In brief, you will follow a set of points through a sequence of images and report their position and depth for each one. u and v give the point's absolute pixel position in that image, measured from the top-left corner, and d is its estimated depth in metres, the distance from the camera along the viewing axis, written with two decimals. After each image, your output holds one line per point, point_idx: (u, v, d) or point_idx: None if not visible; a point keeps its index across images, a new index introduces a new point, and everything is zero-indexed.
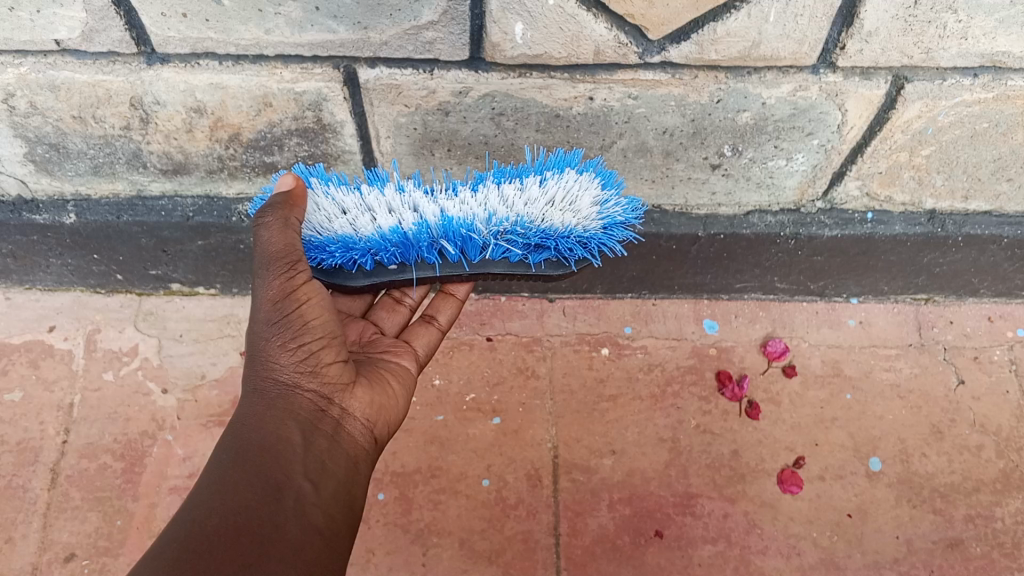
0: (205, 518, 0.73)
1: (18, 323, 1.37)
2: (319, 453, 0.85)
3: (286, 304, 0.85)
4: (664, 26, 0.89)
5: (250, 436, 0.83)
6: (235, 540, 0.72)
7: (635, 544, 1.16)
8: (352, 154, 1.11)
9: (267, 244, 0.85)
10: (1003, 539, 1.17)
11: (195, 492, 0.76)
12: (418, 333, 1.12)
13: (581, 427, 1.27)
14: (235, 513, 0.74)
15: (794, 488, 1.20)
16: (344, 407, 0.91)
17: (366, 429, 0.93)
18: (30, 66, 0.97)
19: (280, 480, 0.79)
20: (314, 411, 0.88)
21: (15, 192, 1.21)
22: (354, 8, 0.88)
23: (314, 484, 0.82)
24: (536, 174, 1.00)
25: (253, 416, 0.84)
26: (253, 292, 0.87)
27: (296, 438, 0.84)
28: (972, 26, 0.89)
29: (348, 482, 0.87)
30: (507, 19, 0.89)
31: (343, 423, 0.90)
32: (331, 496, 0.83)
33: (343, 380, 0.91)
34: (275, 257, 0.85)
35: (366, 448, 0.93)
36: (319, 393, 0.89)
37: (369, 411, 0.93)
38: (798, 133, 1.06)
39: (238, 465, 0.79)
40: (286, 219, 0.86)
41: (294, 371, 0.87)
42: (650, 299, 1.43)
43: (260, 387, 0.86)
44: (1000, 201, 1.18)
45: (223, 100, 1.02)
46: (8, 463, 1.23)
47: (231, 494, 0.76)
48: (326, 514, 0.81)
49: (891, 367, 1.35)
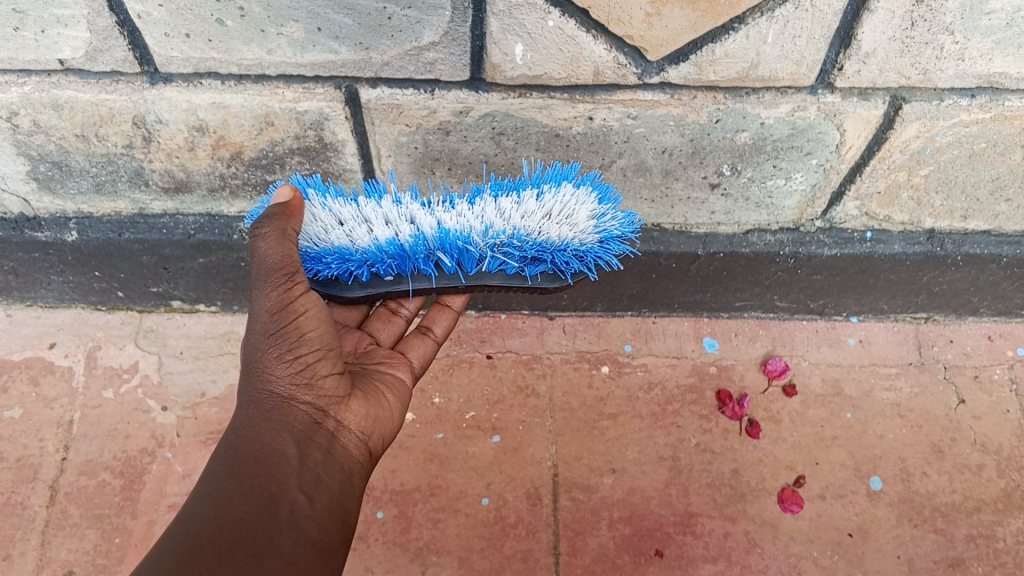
0: (200, 530, 0.73)
1: (18, 339, 1.37)
2: (315, 466, 0.85)
3: (283, 315, 0.86)
4: (663, 47, 0.90)
5: (246, 448, 0.82)
6: (230, 553, 0.72)
7: (635, 564, 1.15)
8: (353, 173, 1.12)
9: (265, 255, 0.85)
10: (1005, 560, 1.17)
11: (191, 504, 0.76)
12: (413, 345, 1.12)
13: (581, 446, 1.27)
14: (230, 525, 0.74)
15: (795, 507, 1.19)
16: (340, 420, 0.90)
17: (362, 442, 0.92)
18: (34, 85, 0.98)
19: (275, 492, 0.79)
20: (309, 424, 0.87)
21: (17, 209, 1.21)
22: (355, 29, 0.89)
23: (308, 497, 0.81)
24: (533, 187, 1.01)
25: (249, 427, 0.84)
26: (251, 303, 0.87)
27: (291, 451, 0.84)
28: (969, 47, 0.90)
29: (343, 496, 0.87)
30: (508, 40, 0.90)
31: (339, 435, 0.90)
32: (326, 509, 0.83)
33: (340, 393, 0.91)
34: (274, 269, 0.85)
35: (361, 460, 0.92)
36: (315, 405, 0.89)
37: (365, 424, 0.93)
38: (797, 153, 1.06)
39: (233, 477, 0.79)
40: (283, 231, 0.86)
41: (290, 384, 0.87)
42: (649, 317, 1.43)
43: (256, 399, 0.86)
44: (999, 220, 1.18)
45: (225, 119, 1.02)
46: (7, 480, 1.22)
47: (226, 506, 0.76)
48: (321, 528, 0.81)
49: (891, 386, 1.34)
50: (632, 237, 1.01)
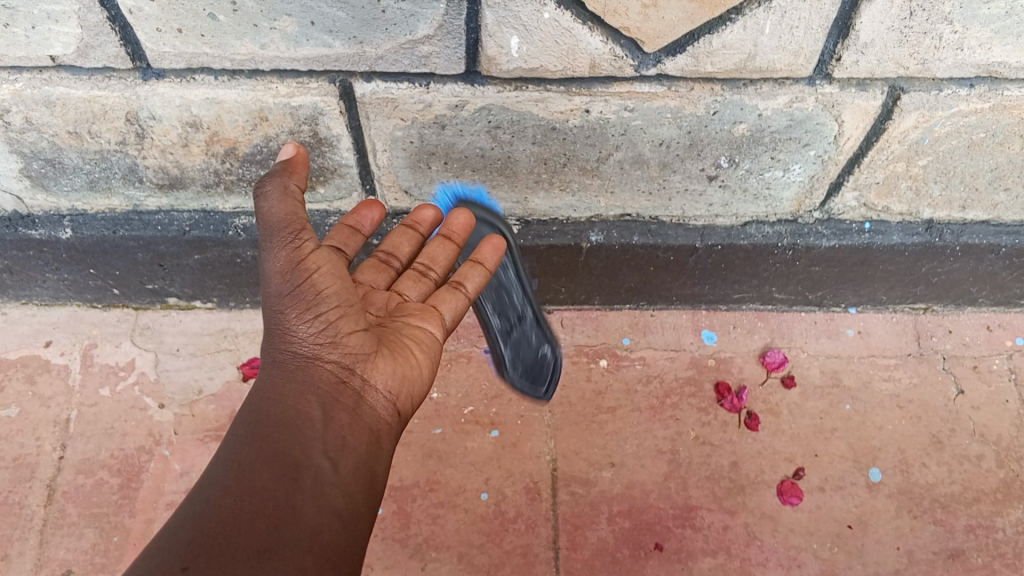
0: (221, 498, 0.74)
1: (14, 338, 1.36)
2: (340, 428, 0.84)
3: (294, 275, 0.85)
4: (660, 39, 0.89)
5: (270, 411, 0.84)
6: (251, 522, 0.73)
7: (634, 558, 1.16)
8: (348, 168, 1.11)
9: (269, 212, 0.84)
10: (1004, 550, 1.17)
11: (215, 468, 0.79)
12: (445, 298, 1.02)
13: (580, 439, 1.27)
14: (250, 493, 0.75)
15: (794, 499, 1.20)
16: (366, 378, 0.88)
17: (390, 402, 0.89)
18: (25, 82, 0.97)
19: (299, 457, 0.79)
20: (333, 384, 0.87)
21: (10, 207, 1.20)
22: (349, 23, 0.88)
23: (331, 463, 0.81)
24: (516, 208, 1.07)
25: (274, 390, 0.85)
26: (262, 265, 0.87)
27: (315, 413, 0.84)
28: (968, 37, 0.89)
29: (371, 459, 0.85)
30: (503, 33, 0.89)
31: (365, 395, 0.88)
32: (351, 474, 0.82)
33: (366, 351, 0.88)
34: (280, 228, 0.84)
35: (391, 422, 0.89)
36: (340, 364, 0.88)
37: (393, 383, 0.89)
38: (795, 144, 1.05)
39: (256, 441, 0.80)
40: (286, 187, 0.84)
41: (313, 344, 0.87)
42: (648, 310, 1.42)
43: (281, 359, 0.88)
44: (998, 210, 1.17)
45: (219, 115, 1.02)
46: (4, 479, 1.22)
47: (247, 473, 0.77)
48: (345, 495, 0.80)
49: (890, 376, 1.34)
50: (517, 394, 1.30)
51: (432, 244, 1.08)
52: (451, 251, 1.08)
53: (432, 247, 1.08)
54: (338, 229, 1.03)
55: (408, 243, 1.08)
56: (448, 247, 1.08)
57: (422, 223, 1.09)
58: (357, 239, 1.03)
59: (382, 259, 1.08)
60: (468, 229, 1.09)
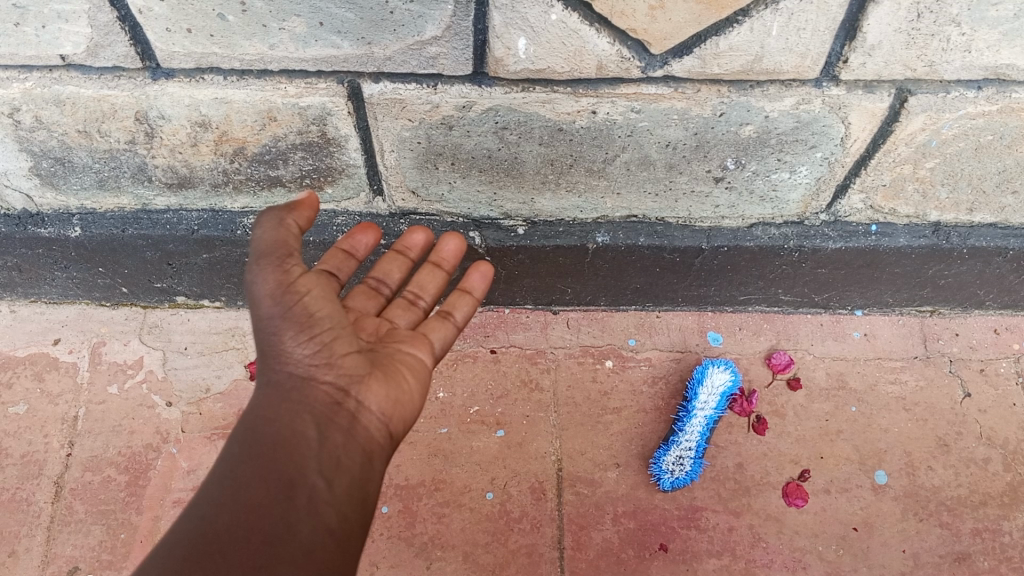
0: (217, 516, 0.74)
1: (23, 335, 1.38)
2: (335, 447, 0.83)
3: (286, 295, 0.87)
4: (667, 40, 0.90)
5: (265, 430, 0.83)
6: (246, 540, 0.72)
7: (639, 558, 1.16)
8: (357, 168, 1.11)
9: (262, 240, 0.88)
10: (1011, 554, 1.17)
11: (208, 486, 0.78)
12: (434, 327, 1.02)
13: (585, 440, 1.27)
14: (245, 511, 0.75)
15: (800, 501, 1.19)
16: (360, 399, 0.87)
17: (383, 423, 0.88)
18: (36, 81, 0.98)
19: (294, 476, 0.79)
20: (327, 404, 0.86)
21: (20, 206, 1.21)
22: (358, 24, 0.88)
23: (326, 481, 0.80)
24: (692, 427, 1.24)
25: (268, 409, 0.85)
26: (251, 290, 0.88)
27: (310, 433, 0.83)
28: (976, 39, 0.89)
29: (364, 479, 0.84)
30: (511, 34, 0.89)
31: (358, 416, 0.87)
32: (346, 492, 0.81)
33: (359, 372, 0.89)
34: (273, 252, 0.87)
35: (382, 442, 0.88)
36: (335, 384, 0.88)
37: (386, 404, 0.89)
38: (801, 146, 1.05)
39: (250, 459, 0.79)
40: (280, 219, 0.90)
41: (308, 364, 0.88)
42: (655, 311, 1.43)
43: (276, 379, 0.88)
44: (1005, 213, 1.17)
45: (228, 115, 1.02)
46: (12, 476, 1.23)
47: (243, 491, 0.76)
48: (340, 514, 0.79)
49: (896, 379, 1.34)
50: (666, 489, 1.20)
51: (421, 272, 1.11)
52: (439, 279, 1.10)
53: (421, 275, 1.11)
54: (332, 254, 1.05)
55: (398, 268, 1.10)
56: (436, 275, 1.10)
57: (412, 249, 1.11)
58: (351, 263, 1.05)
59: (372, 285, 1.08)
60: (459, 256, 1.11)
